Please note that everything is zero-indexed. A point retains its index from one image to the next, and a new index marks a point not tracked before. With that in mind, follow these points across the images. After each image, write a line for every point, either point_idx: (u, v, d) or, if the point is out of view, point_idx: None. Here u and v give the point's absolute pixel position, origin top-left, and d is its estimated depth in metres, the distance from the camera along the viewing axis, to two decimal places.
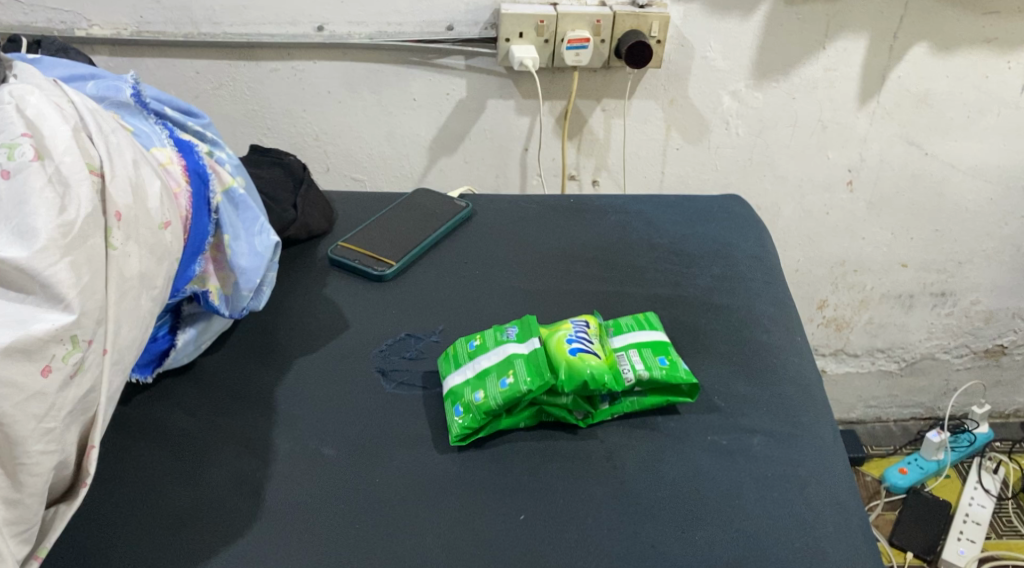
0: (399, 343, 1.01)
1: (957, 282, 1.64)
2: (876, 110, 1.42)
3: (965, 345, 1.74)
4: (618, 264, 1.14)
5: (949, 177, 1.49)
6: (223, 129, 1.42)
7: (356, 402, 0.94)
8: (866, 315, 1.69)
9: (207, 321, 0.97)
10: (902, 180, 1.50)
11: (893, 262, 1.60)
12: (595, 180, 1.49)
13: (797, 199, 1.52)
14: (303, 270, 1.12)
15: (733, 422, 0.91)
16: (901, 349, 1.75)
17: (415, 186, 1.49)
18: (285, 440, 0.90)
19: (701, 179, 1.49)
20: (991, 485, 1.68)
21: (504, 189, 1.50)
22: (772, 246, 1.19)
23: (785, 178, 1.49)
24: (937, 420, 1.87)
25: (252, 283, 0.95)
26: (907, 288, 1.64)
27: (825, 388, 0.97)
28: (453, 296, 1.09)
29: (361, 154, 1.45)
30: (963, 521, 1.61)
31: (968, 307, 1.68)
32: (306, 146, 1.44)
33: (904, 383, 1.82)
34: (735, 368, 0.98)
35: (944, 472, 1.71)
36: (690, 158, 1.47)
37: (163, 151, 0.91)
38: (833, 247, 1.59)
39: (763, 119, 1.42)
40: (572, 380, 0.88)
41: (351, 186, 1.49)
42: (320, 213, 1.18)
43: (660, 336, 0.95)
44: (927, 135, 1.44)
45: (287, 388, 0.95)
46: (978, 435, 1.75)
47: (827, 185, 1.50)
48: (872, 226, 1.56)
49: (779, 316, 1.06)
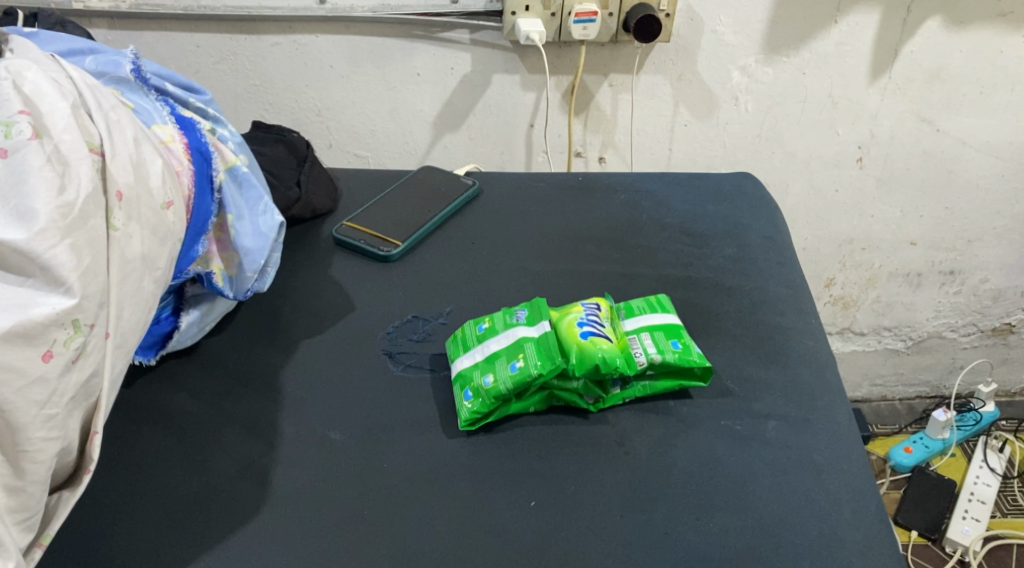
0: (406, 325, 1.00)
1: (965, 260, 1.61)
2: (887, 85, 1.39)
3: (973, 324, 1.72)
4: (627, 244, 1.12)
5: (960, 154, 1.46)
6: (226, 104, 1.41)
7: (363, 386, 0.92)
8: (873, 293, 1.67)
9: (211, 303, 0.95)
10: (912, 156, 1.47)
11: (902, 240, 1.58)
12: (602, 158, 1.47)
13: (805, 176, 1.50)
14: (309, 252, 1.10)
15: (747, 407, 0.89)
16: (908, 327, 1.73)
17: (420, 163, 1.47)
18: (291, 424, 0.88)
19: (709, 156, 1.47)
20: (997, 464, 1.67)
21: (510, 166, 1.48)
22: (783, 226, 1.17)
23: (794, 155, 1.47)
24: (943, 399, 1.86)
25: (256, 264, 0.93)
26: (916, 267, 1.62)
27: (839, 372, 0.95)
28: (460, 278, 1.07)
29: (364, 131, 1.43)
30: (968, 500, 1.61)
31: (977, 286, 1.66)
32: (309, 123, 1.42)
33: (911, 362, 1.80)
34: (747, 351, 0.96)
35: (950, 451, 1.70)
36: (697, 134, 1.44)
37: (165, 128, 0.89)
38: (841, 225, 1.57)
39: (772, 94, 1.40)
40: (584, 364, 0.86)
41: (355, 163, 1.48)
42: (325, 192, 1.16)
43: (672, 319, 0.93)
44: (939, 111, 1.42)
45: (294, 371, 0.94)
46: (984, 414, 1.73)
47: (836, 161, 1.48)
48: (882, 204, 1.53)
49: (791, 299, 1.04)
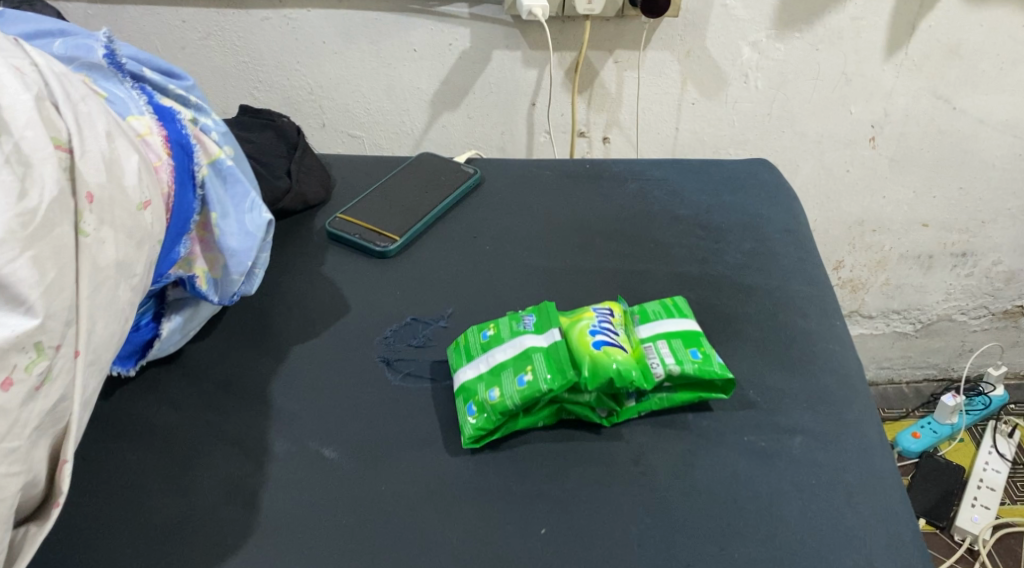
0: (405, 328, 0.93)
1: (978, 242, 1.55)
2: (903, 62, 1.31)
3: (984, 307, 1.66)
4: (638, 238, 1.05)
5: (977, 133, 1.39)
6: (213, 83, 1.34)
7: (358, 397, 0.86)
8: (883, 276, 1.61)
9: (194, 308, 0.88)
10: (927, 135, 1.40)
11: (914, 222, 1.52)
12: (606, 138, 1.40)
13: (816, 156, 1.43)
14: (301, 248, 1.03)
15: (772, 421, 0.83)
16: (917, 310, 1.67)
17: (416, 144, 1.40)
18: (282, 440, 0.82)
19: (717, 136, 1.40)
20: (1006, 450, 1.62)
21: (510, 146, 1.41)
22: (803, 218, 1.11)
23: (805, 134, 1.40)
24: (951, 382, 1.80)
25: (243, 266, 0.86)
26: (927, 249, 1.56)
27: (867, 380, 0.89)
28: (461, 276, 1.00)
29: (358, 109, 1.36)
30: (977, 487, 1.55)
31: (990, 268, 1.59)
32: (300, 101, 1.35)
33: (920, 345, 1.75)
34: (769, 356, 0.90)
35: (959, 435, 1.66)
36: (706, 113, 1.37)
37: (141, 120, 0.82)
38: (852, 206, 1.50)
39: (784, 72, 1.32)
40: (597, 378, 0.80)
41: (348, 143, 1.41)
42: (316, 181, 1.10)
43: (691, 325, 0.87)
44: (956, 89, 1.34)
45: (285, 382, 0.87)
46: (994, 398, 1.68)
47: (848, 141, 1.41)
48: (895, 185, 1.46)
49: (814, 298, 0.97)
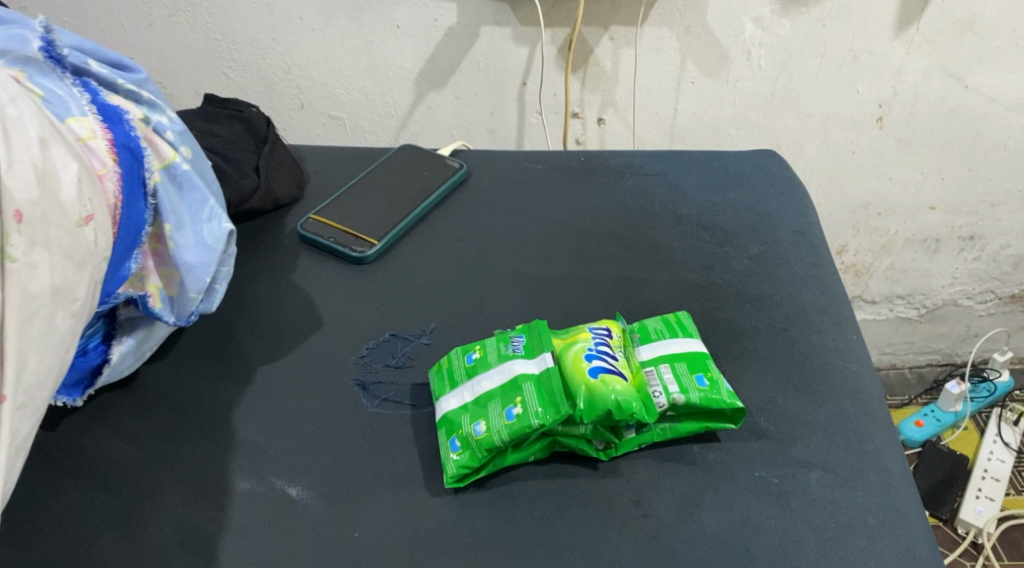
0: (383, 346, 0.85)
1: (987, 225, 1.42)
2: (914, 37, 1.19)
3: (991, 291, 1.54)
4: (637, 241, 0.97)
5: (989, 113, 1.27)
6: (184, 61, 1.25)
7: (331, 427, 0.78)
8: (888, 259, 1.48)
9: (148, 328, 0.79)
10: (937, 116, 1.28)
11: (920, 205, 1.39)
12: (601, 119, 1.29)
13: (821, 136, 1.31)
14: (271, 253, 0.95)
15: (785, 453, 0.76)
16: (922, 295, 1.55)
17: (400, 126, 1.30)
18: (245, 478, 0.75)
19: (717, 116, 1.29)
20: (1011, 438, 1.52)
21: (500, 128, 1.30)
22: (814, 218, 1.02)
23: (810, 114, 1.28)
24: (954, 367, 1.68)
25: (201, 283, 0.78)
26: (934, 232, 1.43)
27: (887, 404, 0.82)
28: (444, 284, 0.92)
29: (339, 89, 1.27)
30: (981, 478, 1.46)
31: (997, 252, 1.46)
32: (277, 81, 1.26)
33: (923, 331, 1.62)
34: (781, 377, 0.82)
35: (962, 424, 1.55)
36: (706, 94, 1.26)
37: (83, 122, 0.73)
38: (857, 188, 1.38)
39: (788, 49, 1.21)
40: (594, 411, 0.72)
41: (329, 125, 1.31)
42: (288, 177, 1.01)
43: (697, 346, 0.79)
44: (968, 66, 1.22)
45: (250, 409, 0.79)
46: (999, 385, 1.56)
47: (854, 121, 1.29)
48: (902, 166, 1.34)
49: (828, 310, 0.89)
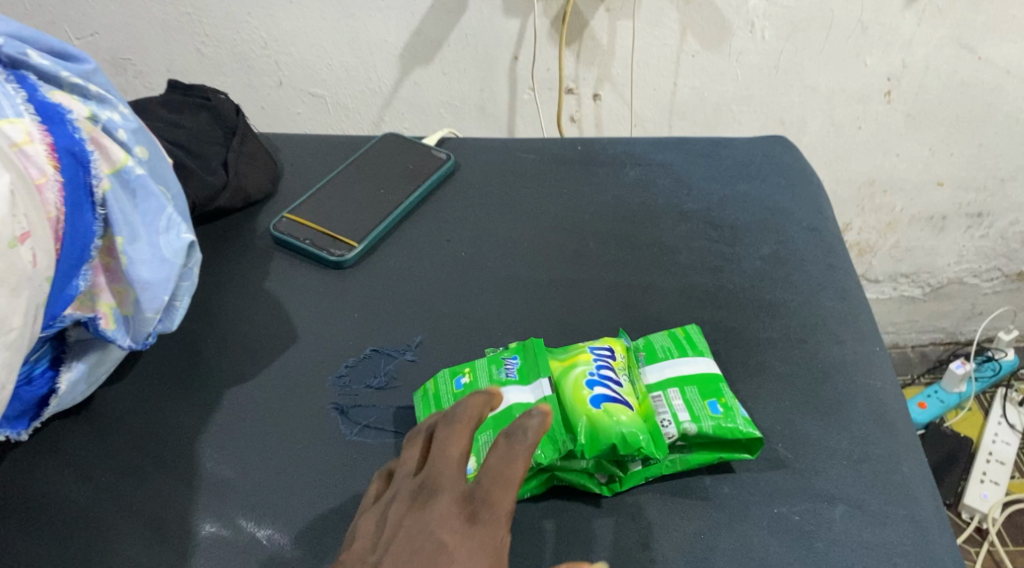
0: (363, 364, 0.78)
1: (997, 202, 1.25)
2: (926, 6, 1.05)
3: (998, 270, 1.36)
4: (639, 241, 0.89)
5: (1003, 87, 1.12)
6: (153, 35, 1.15)
7: (306, 460, 0.71)
8: (892, 238, 1.32)
9: (102, 350, 0.71)
10: (947, 90, 1.13)
11: (927, 180, 1.23)
12: (597, 95, 1.17)
13: (825, 111, 1.17)
14: (242, 255, 0.87)
15: (807, 485, 0.69)
16: (926, 273, 1.37)
17: (386, 104, 1.20)
18: (210, 521, 0.68)
19: (719, 92, 1.16)
20: (1017, 420, 1.34)
21: (490, 106, 1.19)
22: (831, 212, 0.94)
23: (815, 89, 1.14)
24: (959, 346, 1.49)
25: (158, 302, 0.69)
26: (941, 209, 1.26)
27: (913, 426, 0.75)
28: (430, 291, 0.84)
29: (319, 65, 1.16)
30: (984, 461, 1.29)
31: (1006, 229, 1.29)
32: (253, 57, 1.16)
33: (927, 310, 1.44)
34: (799, 396, 0.75)
35: (966, 405, 1.37)
36: (707, 68, 1.13)
37: (18, 124, 0.65)
38: (862, 165, 1.22)
39: (794, 19, 1.08)
40: (597, 445, 0.66)
41: (309, 104, 1.21)
42: (260, 171, 0.92)
43: (710, 367, 0.72)
44: (982, 35, 1.07)
45: (217, 438, 0.72)
46: (1006, 363, 1.37)
47: (860, 95, 1.14)
48: (910, 141, 1.19)
49: (849, 319, 0.82)
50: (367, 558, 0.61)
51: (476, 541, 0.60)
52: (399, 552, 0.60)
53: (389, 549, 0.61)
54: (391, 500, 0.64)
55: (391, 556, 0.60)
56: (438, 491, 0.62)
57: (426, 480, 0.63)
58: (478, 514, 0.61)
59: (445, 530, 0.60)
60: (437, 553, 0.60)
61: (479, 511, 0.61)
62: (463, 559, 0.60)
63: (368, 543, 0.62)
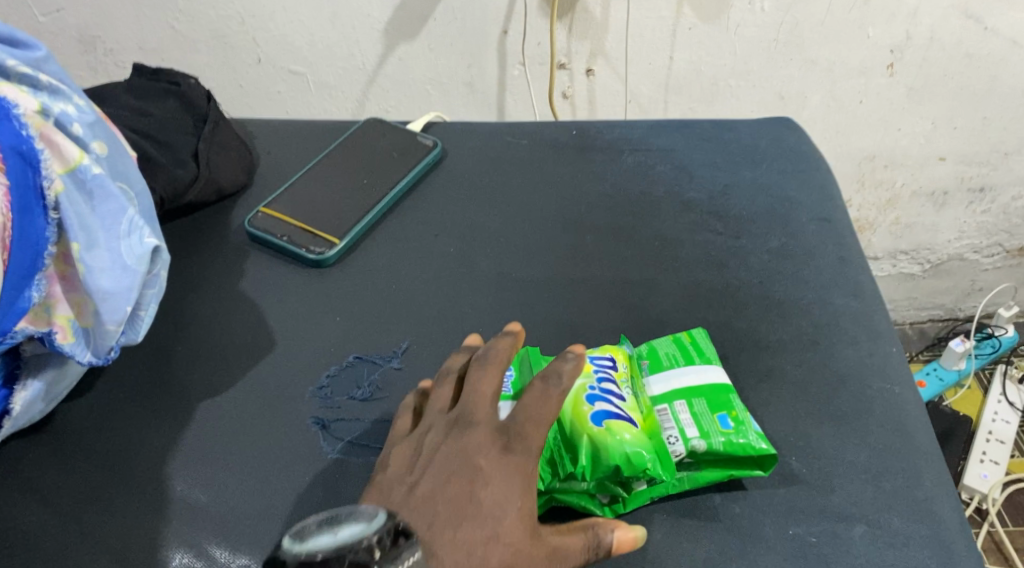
0: (346, 373, 0.72)
1: (999, 176, 1.19)
2: None
3: (999, 245, 1.30)
4: (638, 233, 0.84)
5: (1009, 57, 1.05)
6: (121, 12, 1.08)
7: (284, 480, 0.66)
8: (892, 214, 1.26)
9: (61, 366, 0.66)
10: (950, 62, 1.06)
11: (928, 155, 1.17)
12: (590, 70, 1.10)
13: (826, 86, 1.10)
14: (216, 253, 0.81)
15: (822, 503, 0.65)
16: (926, 250, 1.31)
17: (370, 82, 1.13)
18: (181, 549, 0.63)
19: (717, 67, 1.09)
20: (1017, 399, 1.28)
21: (479, 82, 1.13)
22: (841, 200, 0.88)
23: (816, 63, 1.08)
24: (958, 323, 1.44)
25: (120, 314, 0.63)
26: (942, 184, 1.21)
27: (933, 434, 0.70)
28: (416, 291, 0.79)
29: (298, 41, 1.09)
30: (984, 440, 1.24)
31: (1008, 204, 1.23)
32: (229, 33, 1.09)
33: (926, 287, 1.38)
34: (812, 404, 0.71)
35: (965, 383, 1.32)
36: (705, 41, 1.06)
37: None
38: (863, 140, 1.16)
39: None
40: (599, 467, 0.62)
41: (289, 82, 1.14)
42: (234, 162, 0.86)
43: (719, 376, 0.68)
44: (988, 3, 1.01)
45: (190, 457, 0.67)
46: (1004, 340, 1.29)
47: (862, 69, 1.08)
48: (912, 115, 1.12)
49: (863, 318, 0.77)
50: (405, 478, 0.61)
51: (513, 469, 0.60)
52: (438, 475, 0.61)
53: (426, 472, 0.61)
54: (425, 431, 0.64)
55: (430, 477, 0.61)
56: (473, 422, 0.63)
57: (460, 412, 0.63)
58: (512, 444, 0.61)
59: (483, 457, 0.61)
60: (475, 477, 0.60)
61: (514, 442, 0.61)
62: (499, 484, 0.60)
63: (404, 467, 0.62)
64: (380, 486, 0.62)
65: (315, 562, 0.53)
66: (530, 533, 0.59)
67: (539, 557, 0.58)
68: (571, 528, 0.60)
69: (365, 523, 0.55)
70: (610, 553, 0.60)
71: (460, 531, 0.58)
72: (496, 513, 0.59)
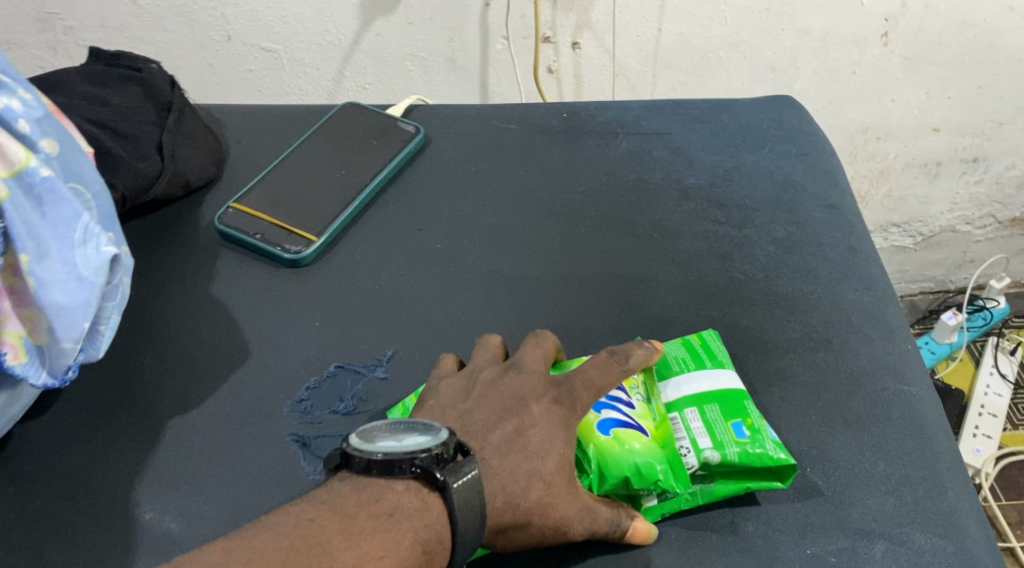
0: (328, 383, 0.67)
1: (993, 146, 1.15)
2: None
3: (992, 216, 1.25)
4: (634, 224, 0.79)
5: (1006, 23, 1.00)
6: None
7: (261, 504, 0.61)
8: (885, 187, 1.21)
9: (14, 388, 0.60)
10: (946, 30, 1.01)
11: (922, 126, 1.12)
12: (576, 43, 1.04)
13: (819, 57, 1.05)
14: (185, 254, 0.76)
15: (841, 518, 0.61)
16: (919, 222, 1.26)
17: (346, 58, 1.07)
18: None
19: (708, 38, 1.03)
20: (1009, 371, 1.24)
21: (460, 58, 1.07)
22: (847, 184, 0.83)
23: (809, 33, 1.02)
24: (949, 296, 1.39)
25: (76, 331, 0.58)
26: (936, 155, 1.16)
27: (953, 438, 0.66)
28: (399, 292, 0.73)
29: (269, 17, 1.03)
30: (977, 415, 1.20)
31: (1002, 174, 1.19)
32: (195, 9, 1.02)
33: (917, 260, 1.33)
34: (827, 410, 0.66)
35: (956, 354, 1.27)
36: (695, 11, 1.01)
37: None
38: (856, 112, 1.11)
39: None
40: (607, 479, 0.58)
41: (262, 60, 1.07)
42: (202, 154, 0.80)
43: (732, 381, 0.64)
44: None
45: (158, 481, 0.62)
46: (996, 312, 1.24)
47: (855, 39, 1.03)
48: (905, 85, 1.07)
49: (876, 313, 0.72)
50: (455, 405, 0.60)
51: (561, 417, 0.58)
52: (489, 408, 0.59)
53: (477, 404, 0.59)
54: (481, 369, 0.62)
55: (480, 410, 0.59)
56: (528, 369, 0.61)
57: (515, 360, 0.62)
58: (562, 396, 0.59)
59: (533, 399, 0.59)
60: (523, 419, 0.58)
61: (564, 394, 0.59)
62: (546, 428, 0.58)
63: (454, 397, 0.61)
64: (429, 409, 0.60)
65: (377, 461, 0.55)
66: (568, 484, 0.57)
67: (574, 510, 0.57)
68: (601, 498, 0.58)
69: (433, 435, 0.56)
70: (624, 537, 0.58)
71: (502, 464, 0.57)
72: (539, 455, 0.57)
